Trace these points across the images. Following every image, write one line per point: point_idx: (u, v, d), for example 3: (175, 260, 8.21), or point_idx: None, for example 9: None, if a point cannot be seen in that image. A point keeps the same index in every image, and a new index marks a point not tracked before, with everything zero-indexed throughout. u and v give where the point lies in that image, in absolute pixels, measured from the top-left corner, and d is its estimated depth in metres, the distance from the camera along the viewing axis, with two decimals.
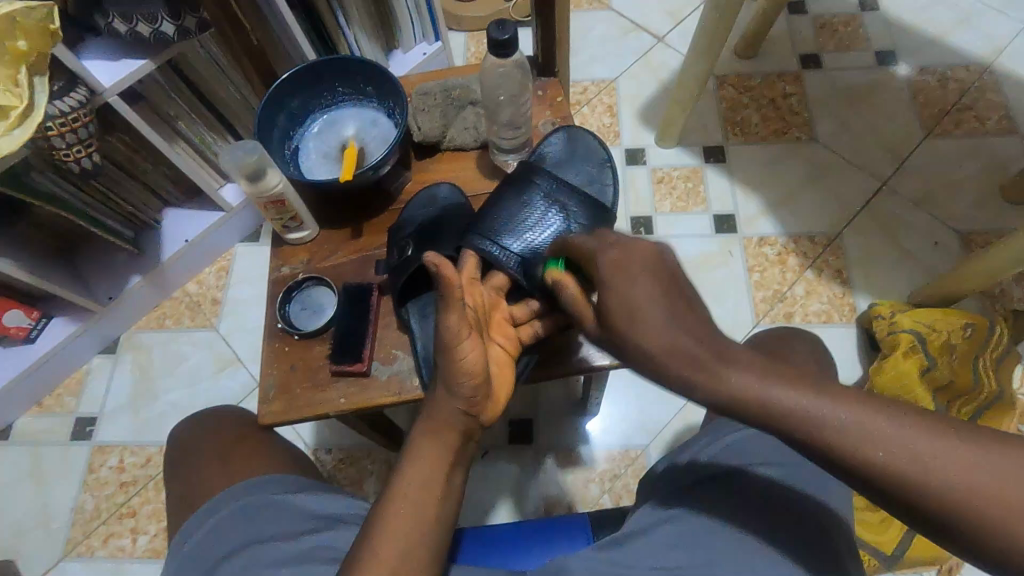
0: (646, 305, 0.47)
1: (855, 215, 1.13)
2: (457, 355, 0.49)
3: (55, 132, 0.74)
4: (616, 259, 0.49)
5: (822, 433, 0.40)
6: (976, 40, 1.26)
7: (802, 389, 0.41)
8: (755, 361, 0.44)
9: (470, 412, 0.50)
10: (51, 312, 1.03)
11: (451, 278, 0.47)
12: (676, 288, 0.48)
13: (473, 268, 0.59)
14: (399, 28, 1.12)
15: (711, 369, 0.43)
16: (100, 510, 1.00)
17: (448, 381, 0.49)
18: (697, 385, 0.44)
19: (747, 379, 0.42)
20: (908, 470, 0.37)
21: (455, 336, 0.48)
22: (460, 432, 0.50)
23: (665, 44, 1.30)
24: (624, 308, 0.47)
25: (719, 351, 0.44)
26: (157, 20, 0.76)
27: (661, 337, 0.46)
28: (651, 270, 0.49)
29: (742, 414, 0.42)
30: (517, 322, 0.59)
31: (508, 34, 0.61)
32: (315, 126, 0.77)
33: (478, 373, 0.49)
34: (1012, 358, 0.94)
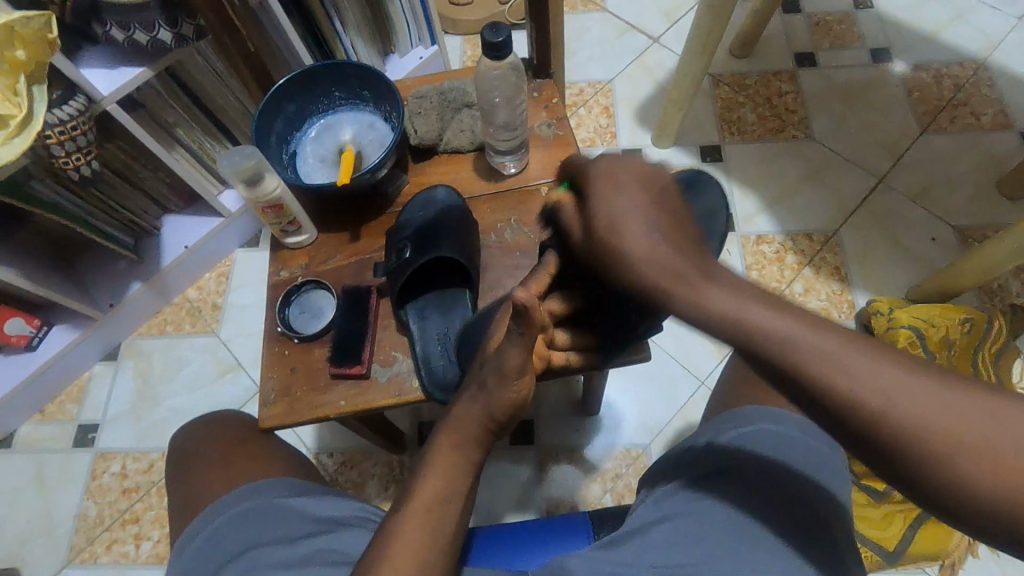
0: (631, 216, 0.44)
1: (852, 212, 1.14)
2: (510, 385, 0.48)
3: (54, 140, 0.75)
4: (606, 170, 0.47)
5: (794, 355, 0.36)
6: (969, 36, 1.27)
7: (798, 320, 0.37)
8: (741, 283, 0.40)
9: (495, 431, 0.51)
10: (52, 320, 1.04)
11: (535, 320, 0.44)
12: (667, 201, 0.46)
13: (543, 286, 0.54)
14: (395, 32, 1.13)
15: (690, 282, 0.40)
16: (103, 517, 1.01)
17: (489, 402, 0.49)
18: (674, 298, 0.41)
19: (731, 298, 0.39)
20: (875, 404, 0.34)
21: (517, 370, 0.47)
22: (482, 447, 0.50)
23: (661, 44, 1.31)
24: (610, 218, 0.45)
25: (706, 271, 0.41)
26: (155, 27, 0.77)
27: (642, 244, 0.43)
28: (644, 179, 0.46)
29: (719, 332, 0.38)
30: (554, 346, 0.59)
31: (502, 36, 0.62)
32: (312, 131, 0.77)
33: (522, 404, 0.50)
34: (1012, 351, 0.94)
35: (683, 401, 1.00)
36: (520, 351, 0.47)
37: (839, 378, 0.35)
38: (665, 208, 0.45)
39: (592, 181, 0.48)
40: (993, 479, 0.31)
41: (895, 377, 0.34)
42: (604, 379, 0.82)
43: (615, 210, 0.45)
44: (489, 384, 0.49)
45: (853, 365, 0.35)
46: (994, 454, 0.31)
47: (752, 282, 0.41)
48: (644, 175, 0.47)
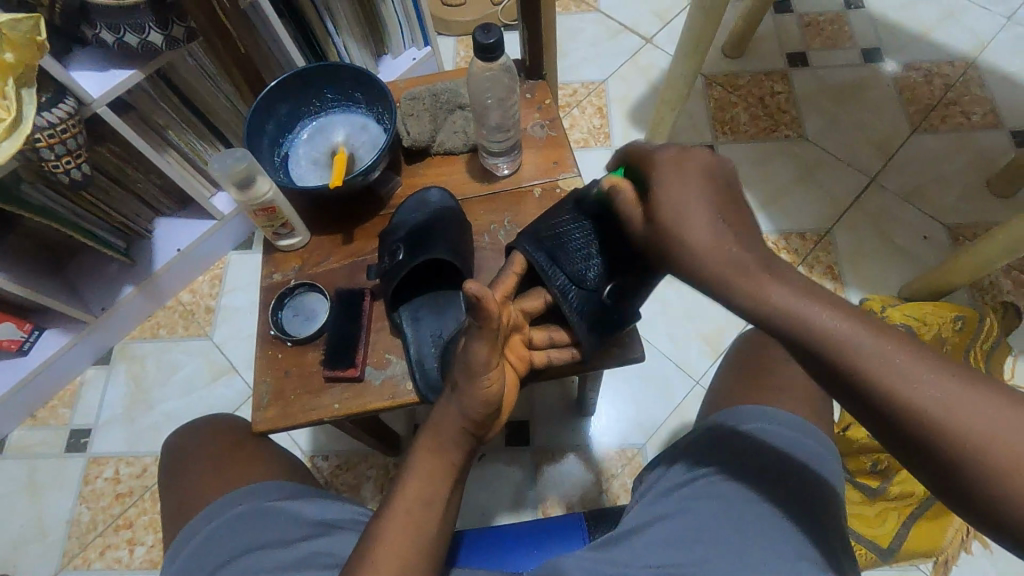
0: (695, 209, 0.45)
1: (844, 211, 1.14)
2: (478, 381, 0.47)
3: (43, 144, 0.74)
4: (674, 156, 0.49)
5: (846, 356, 0.38)
6: (959, 35, 1.28)
7: (854, 319, 0.38)
8: (801, 278, 0.42)
9: (475, 432, 0.49)
10: (43, 324, 1.03)
11: (490, 309, 0.44)
12: (736, 195, 0.47)
13: (512, 285, 0.57)
14: (388, 34, 1.13)
15: (754, 276, 0.42)
16: (97, 522, 1.00)
17: (463, 402, 0.48)
18: (739, 292, 0.42)
19: (790, 293, 0.40)
20: (930, 410, 0.35)
21: (482, 365, 0.47)
22: (463, 451, 0.49)
23: (653, 45, 1.31)
24: (674, 210, 0.46)
25: (769, 263, 0.42)
26: (145, 30, 0.76)
27: (706, 240, 0.44)
28: (709, 170, 0.47)
29: (779, 331, 0.40)
30: (534, 345, 0.59)
31: (494, 37, 0.62)
32: (304, 133, 0.77)
33: (494, 403, 0.48)
34: (1003, 348, 0.95)
35: (678, 401, 1.01)
36: (485, 346, 0.46)
37: (880, 368, 0.37)
38: (728, 203, 0.46)
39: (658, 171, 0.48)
40: (1011, 478, 0.33)
41: (931, 374, 0.36)
42: (598, 379, 0.82)
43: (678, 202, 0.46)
44: (459, 384, 0.49)
45: (907, 369, 0.36)
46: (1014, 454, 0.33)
47: (808, 277, 0.42)
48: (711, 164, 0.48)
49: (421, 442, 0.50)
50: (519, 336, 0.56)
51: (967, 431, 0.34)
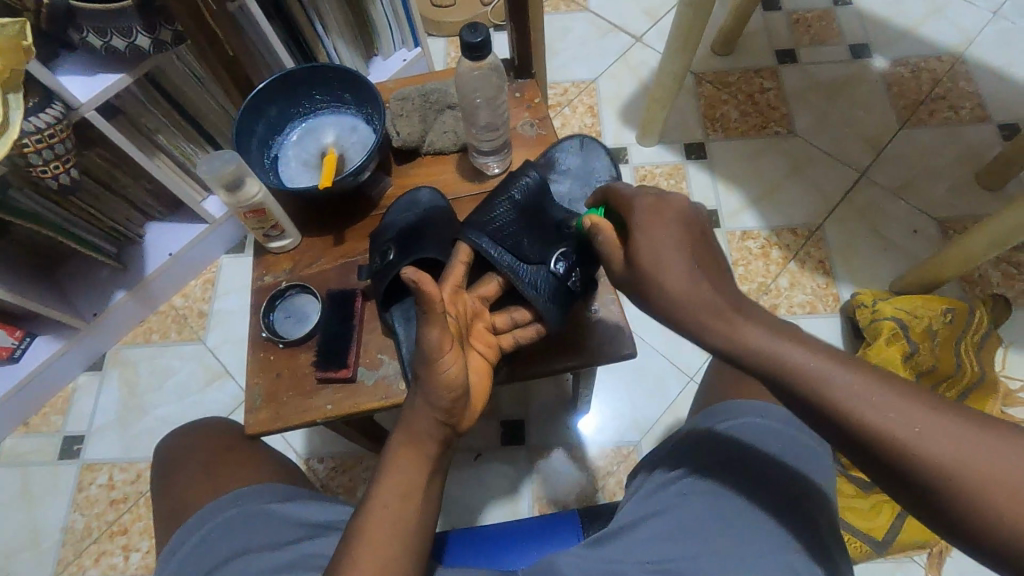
0: (673, 255, 0.46)
1: (835, 207, 1.15)
2: (438, 368, 0.48)
3: (31, 149, 0.74)
4: (653, 204, 0.50)
5: (829, 396, 0.38)
6: (946, 30, 1.29)
7: (832, 360, 0.39)
8: (773, 322, 0.42)
9: (447, 422, 0.49)
10: (35, 330, 1.02)
11: (432, 295, 0.46)
12: (706, 242, 0.48)
13: (461, 274, 0.58)
14: (377, 35, 1.13)
15: (731, 319, 0.42)
16: (91, 529, 0.99)
17: (427, 393, 0.48)
18: (717, 330, 0.43)
19: (769, 336, 0.41)
20: (908, 441, 0.35)
21: (437, 350, 0.47)
22: (439, 441, 0.49)
23: (643, 43, 1.32)
24: (651, 256, 0.47)
25: (739, 306, 0.44)
26: (132, 33, 0.75)
27: (682, 282, 0.45)
28: (684, 221, 0.49)
29: (761, 371, 0.41)
30: (497, 331, 0.60)
31: (481, 36, 0.62)
32: (294, 135, 0.77)
33: (458, 386, 0.48)
34: (993, 341, 0.95)
35: (672, 397, 1.01)
36: (436, 329, 0.47)
37: (862, 406, 0.37)
38: (698, 250, 0.47)
39: (637, 215, 0.50)
40: (994, 493, 0.33)
41: (907, 412, 0.36)
42: (591, 377, 0.82)
43: (658, 244, 0.47)
44: (421, 375, 0.49)
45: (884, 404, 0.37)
46: (1007, 487, 0.33)
47: (782, 319, 0.43)
48: (687, 211, 0.49)
49: (396, 441, 0.49)
50: (481, 323, 0.58)
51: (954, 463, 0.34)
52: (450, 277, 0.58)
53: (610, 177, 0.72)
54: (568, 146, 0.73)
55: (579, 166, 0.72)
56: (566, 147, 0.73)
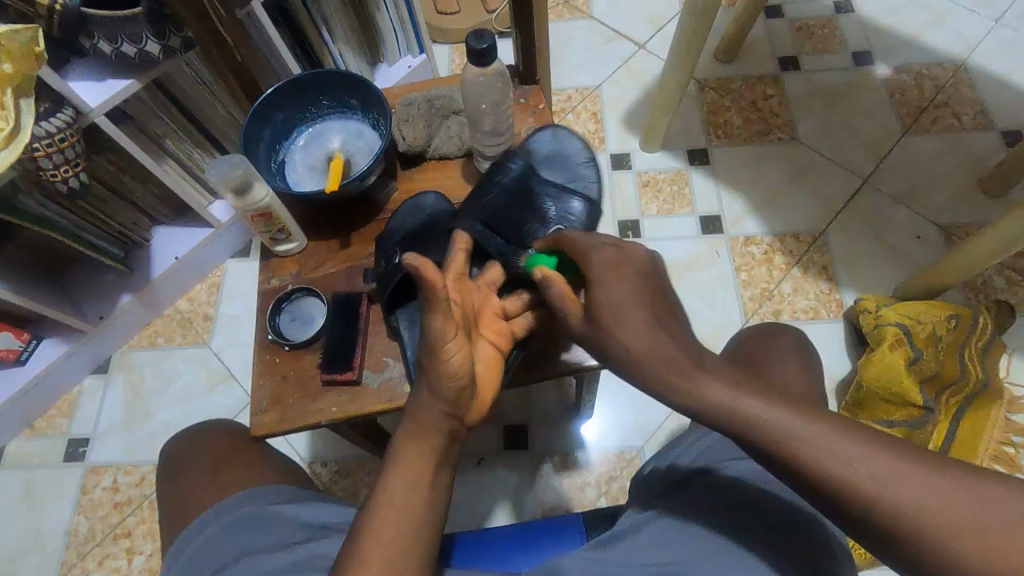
0: (632, 310, 0.48)
1: (838, 213, 1.15)
2: (443, 355, 0.49)
3: (42, 153, 0.75)
4: (613, 256, 0.51)
5: (788, 447, 0.39)
6: (948, 38, 1.29)
7: (787, 410, 0.40)
8: (731, 374, 0.44)
9: (453, 413, 0.49)
10: (41, 333, 1.03)
11: (432, 279, 0.47)
12: (663, 296, 0.50)
13: (463, 263, 0.59)
14: (383, 42, 1.14)
15: (688, 374, 0.44)
16: (95, 532, 1.00)
17: (432, 382, 0.49)
18: (674, 387, 0.44)
19: (724, 389, 0.42)
20: (868, 491, 0.36)
21: (439, 336, 0.48)
22: (446, 433, 0.49)
23: (647, 50, 1.33)
24: (612, 310, 0.48)
25: (698, 359, 0.45)
26: (142, 39, 0.76)
27: (637, 336, 0.47)
28: (640, 272, 0.51)
29: (717, 423, 0.42)
30: (508, 316, 0.60)
31: (486, 43, 0.63)
32: (300, 140, 0.78)
33: (463, 373, 0.49)
34: (997, 347, 0.95)
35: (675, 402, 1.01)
36: (437, 315, 0.48)
37: (818, 457, 0.38)
38: (650, 300, 0.49)
39: (594, 268, 0.51)
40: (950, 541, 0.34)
41: (864, 459, 0.37)
42: (594, 382, 0.82)
43: (616, 302, 0.49)
44: (427, 365, 0.50)
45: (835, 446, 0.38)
46: (958, 525, 0.34)
47: (735, 369, 0.45)
48: (642, 265, 0.51)
49: (403, 436, 0.50)
50: (491, 312, 0.58)
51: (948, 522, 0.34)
52: (452, 266, 0.58)
53: (588, 159, 0.73)
54: (541, 137, 0.74)
55: (557, 152, 0.73)
56: (541, 135, 0.74)
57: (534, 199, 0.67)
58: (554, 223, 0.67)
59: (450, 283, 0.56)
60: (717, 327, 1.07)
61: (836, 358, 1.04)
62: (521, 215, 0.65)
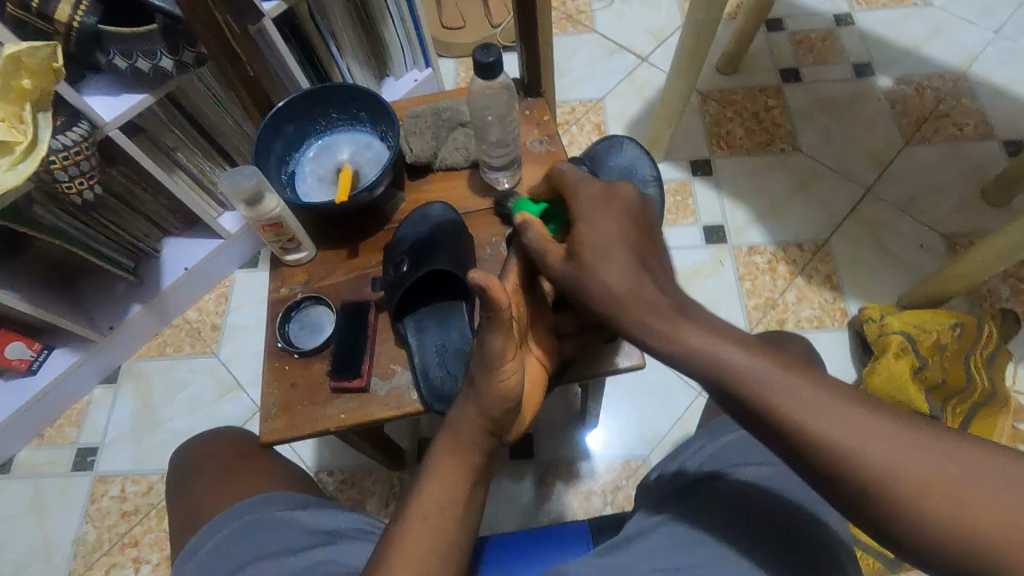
0: (616, 247, 0.50)
1: (842, 223, 1.16)
2: (497, 375, 0.50)
3: (58, 166, 0.77)
4: (600, 193, 0.54)
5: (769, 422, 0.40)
6: (949, 50, 1.30)
7: (803, 399, 0.39)
8: (713, 322, 0.45)
9: (496, 431, 0.52)
10: (52, 343, 1.04)
11: (501, 299, 0.47)
12: (649, 237, 0.52)
13: (518, 277, 0.58)
14: (390, 57, 1.16)
15: (671, 319, 0.45)
16: (102, 541, 1.00)
17: (481, 400, 0.51)
18: (658, 332, 0.45)
19: (706, 338, 0.43)
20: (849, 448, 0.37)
21: (500, 358, 0.50)
22: (483, 450, 0.51)
23: (649, 63, 1.35)
24: (597, 246, 0.50)
25: (683, 309, 0.46)
26: (156, 55, 0.78)
27: (622, 275, 0.48)
28: (630, 215, 0.52)
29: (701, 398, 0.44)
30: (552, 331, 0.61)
31: (493, 57, 0.64)
32: (310, 151, 0.79)
33: (513, 396, 0.51)
34: (1003, 356, 0.95)
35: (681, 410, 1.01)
36: (501, 337, 0.49)
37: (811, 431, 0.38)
38: (640, 244, 0.51)
39: (583, 202, 0.53)
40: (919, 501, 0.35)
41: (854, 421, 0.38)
42: (599, 391, 0.82)
43: (604, 238, 0.50)
44: (479, 381, 0.52)
45: None
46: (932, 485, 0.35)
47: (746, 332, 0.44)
48: (631, 205, 0.53)
49: (439, 450, 0.51)
50: (538, 328, 0.59)
51: (941, 494, 0.35)
52: (511, 277, 0.58)
53: (651, 176, 0.76)
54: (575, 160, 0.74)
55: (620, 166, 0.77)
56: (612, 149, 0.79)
57: None
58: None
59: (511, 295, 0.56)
60: None
61: (842, 368, 1.04)
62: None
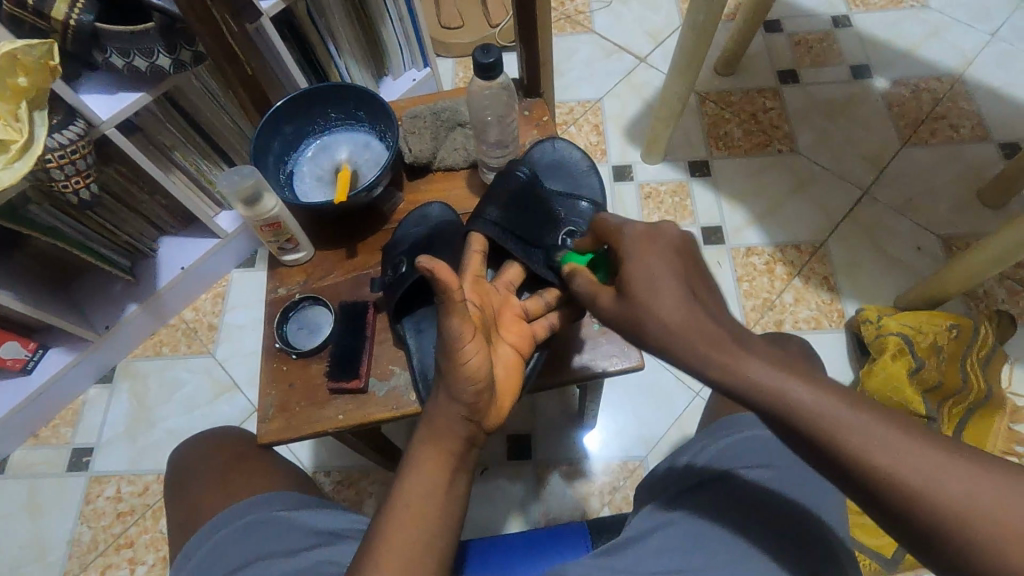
0: (666, 283, 0.45)
1: (839, 224, 1.16)
2: (459, 358, 0.47)
3: (54, 164, 0.76)
4: (643, 232, 0.49)
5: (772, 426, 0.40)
6: (946, 52, 1.31)
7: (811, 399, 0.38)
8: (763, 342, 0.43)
9: (471, 418, 0.49)
10: (47, 343, 1.04)
11: (449, 282, 0.45)
12: (698, 270, 0.48)
13: (479, 264, 0.59)
14: (389, 56, 1.16)
15: (729, 351, 0.41)
16: (97, 542, 0.99)
17: (450, 387, 0.48)
18: (712, 364, 0.41)
19: (769, 372, 0.40)
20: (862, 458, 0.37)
21: (458, 341, 0.46)
22: (463, 438, 0.49)
23: (648, 64, 1.35)
24: (646, 283, 0.46)
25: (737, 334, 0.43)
26: (153, 54, 0.78)
27: (676, 312, 0.44)
28: (676, 248, 0.48)
29: None
30: (529, 316, 0.59)
31: (493, 57, 0.64)
32: (308, 151, 0.79)
33: (481, 378, 0.48)
34: (999, 357, 0.95)
35: (678, 411, 1.01)
36: (457, 320, 0.46)
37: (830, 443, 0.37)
38: (689, 278, 0.46)
39: (627, 243, 0.49)
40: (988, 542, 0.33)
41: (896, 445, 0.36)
42: (598, 392, 0.82)
43: (650, 273, 0.46)
44: (445, 368, 0.49)
45: None
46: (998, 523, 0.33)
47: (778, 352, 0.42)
48: (677, 241, 0.48)
49: (418, 438, 0.50)
50: (507, 313, 0.57)
51: (958, 504, 0.34)
52: (470, 269, 0.58)
53: (587, 166, 0.75)
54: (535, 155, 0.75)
55: (554, 162, 0.75)
56: (540, 147, 0.75)
57: (546, 198, 0.67)
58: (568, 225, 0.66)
59: (468, 284, 0.56)
60: None
61: (839, 369, 1.04)
62: (539, 219, 0.65)
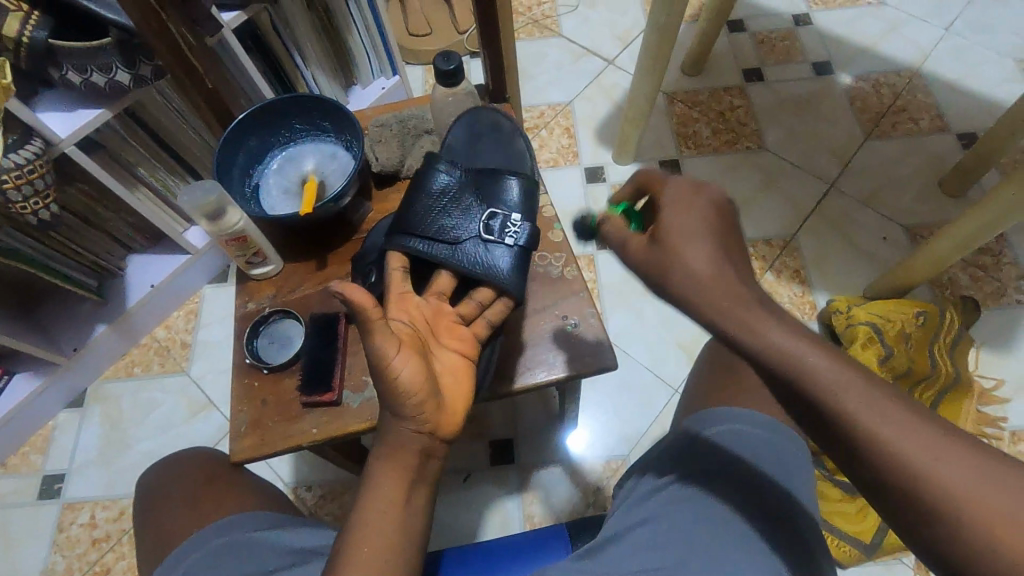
0: (701, 235, 0.42)
1: (807, 217, 1.18)
2: (392, 376, 0.47)
3: (10, 185, 0.74)
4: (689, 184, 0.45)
5: None
6: (903, 47, 1.35)
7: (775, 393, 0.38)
8: None
9: (424, 431, 0.48)
10: (13, 368, 1.01)
11: (360, 300, 0.46)
12: (737, 233, 0.43)
13: (402, 279, 0.57)
14: (356, 65, 1.15)
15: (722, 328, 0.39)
16: (72, 570, 0.97)
17: (392, 404, 0.48)
18: None
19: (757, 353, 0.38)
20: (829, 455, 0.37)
21: (384, 358, 0.47)
22: (419, 452, 0.48)
23: (616, 66, 1.36)
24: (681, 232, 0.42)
25: None
26: (112, 69, 0.77)
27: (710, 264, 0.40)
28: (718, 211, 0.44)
29: None
30: (466, 319, 0.59)
31: (453, 64, 0.66)
32: (274, 163, 0.78)
33: (420, 389, 0.48)
34: (964, 342, 0.98)
35: (659, 409, 1.02)
36: (382, 341, 0.47)
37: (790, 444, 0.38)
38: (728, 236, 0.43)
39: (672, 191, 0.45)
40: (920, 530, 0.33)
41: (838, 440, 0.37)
42: (576, 393, 0.82)
43: (687, 222, 0.42)
44: (381, 389, 0.48)
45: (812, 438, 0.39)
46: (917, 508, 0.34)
47: None
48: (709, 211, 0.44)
49: (376, 458, 0.49)
50: (444, 322, 0.56)
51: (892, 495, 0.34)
52: (393, 285, 0.56)
53: (516, 133, 0.71)
54: (456, 129, 0.71)
55: (475, 141, 0.70)
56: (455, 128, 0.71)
57: (469, 190, 0.64)
58: (491, 214, 0.63)
59: (392, 304, 0.54)
60: (694, 334, 1.08)
61: None
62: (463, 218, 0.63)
